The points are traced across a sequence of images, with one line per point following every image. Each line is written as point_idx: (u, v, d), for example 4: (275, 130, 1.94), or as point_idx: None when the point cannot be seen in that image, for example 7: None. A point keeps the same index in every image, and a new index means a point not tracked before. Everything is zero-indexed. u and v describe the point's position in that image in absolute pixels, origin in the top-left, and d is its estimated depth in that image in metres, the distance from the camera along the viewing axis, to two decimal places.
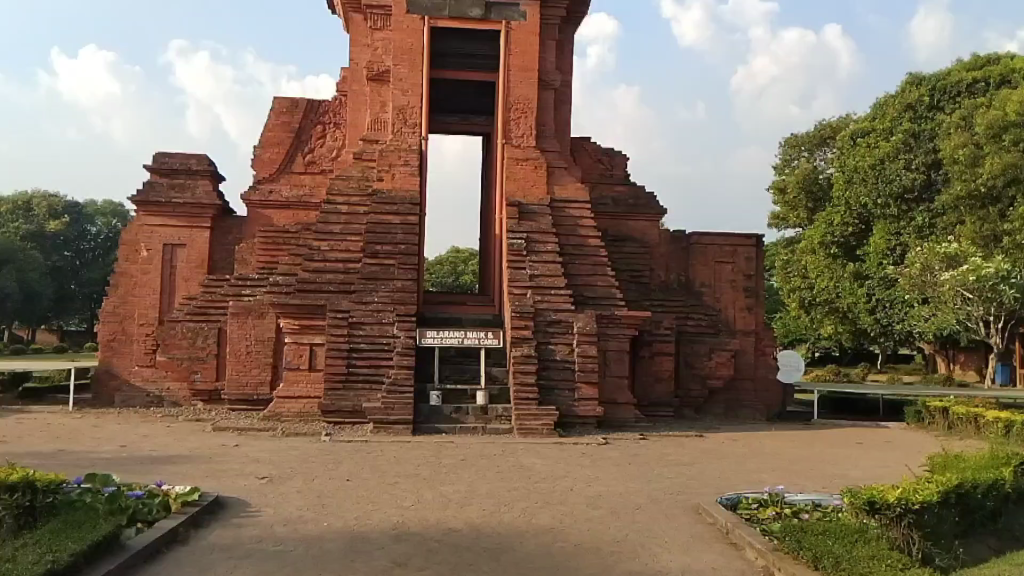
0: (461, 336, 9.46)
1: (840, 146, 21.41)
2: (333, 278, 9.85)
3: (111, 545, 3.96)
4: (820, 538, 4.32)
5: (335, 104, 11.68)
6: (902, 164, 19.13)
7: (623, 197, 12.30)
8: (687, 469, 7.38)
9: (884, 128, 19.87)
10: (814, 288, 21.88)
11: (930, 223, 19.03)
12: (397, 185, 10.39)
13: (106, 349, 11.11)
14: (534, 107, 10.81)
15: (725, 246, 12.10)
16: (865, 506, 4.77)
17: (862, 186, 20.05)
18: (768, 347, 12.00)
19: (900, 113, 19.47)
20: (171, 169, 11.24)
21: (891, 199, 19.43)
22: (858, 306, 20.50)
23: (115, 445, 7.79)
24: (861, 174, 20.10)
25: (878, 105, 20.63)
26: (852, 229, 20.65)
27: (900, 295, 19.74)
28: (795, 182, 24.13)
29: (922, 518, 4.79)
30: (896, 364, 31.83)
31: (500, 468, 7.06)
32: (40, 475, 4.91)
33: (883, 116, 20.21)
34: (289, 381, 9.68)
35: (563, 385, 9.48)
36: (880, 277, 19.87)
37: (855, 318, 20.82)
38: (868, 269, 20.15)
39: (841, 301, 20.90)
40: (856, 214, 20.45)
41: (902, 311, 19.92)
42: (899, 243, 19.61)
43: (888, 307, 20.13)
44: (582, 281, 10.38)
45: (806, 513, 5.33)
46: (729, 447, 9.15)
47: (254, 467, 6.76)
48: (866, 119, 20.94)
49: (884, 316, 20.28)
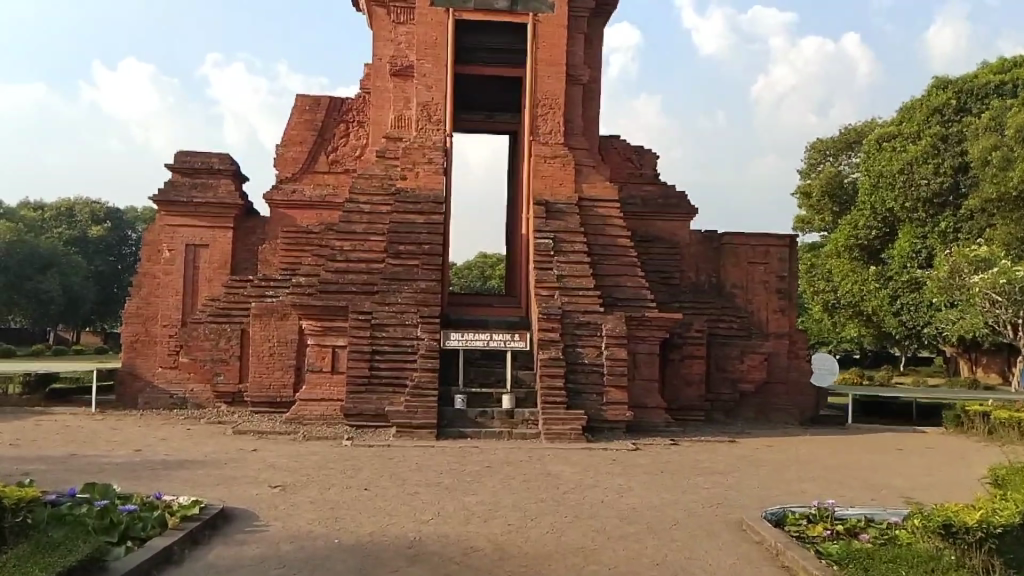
0: (486, 337, 9.16)
1: (866, 151, 20.73)
2: (355, 278, 9.64)
3: (93, 565, 3.74)
4: (891, 566, 3.95)
5: (359, 102, 11.48)
6: (930, 168, 18.46)
7: (652, 196, 11.89)
8: (722, 479, 7.05)
9: (911, 132, 19.25)
10: (839, 291, 21.42)
11: (955, 227, 18.40)
12: (421, 183, 10.14)
13: (129, 350, 10.99)
14: (562, 102, 10.51)
15: (758, 246, 11.69)
16: (940, 529, 4.29)
17: (890, 191, 19.48)
18: (802, 350, 11.59)
19: (927, 118, 18.89)
20: (192, 167, 11.11)
21: (919, 203, 18.87)
22: (882, 309, 20.03)
23: (129, 450, 7.62)
24: (888, 178, 19.46)
25: (903, 108, 20.05)
26: (876, 234, 20.18)
27: (925, 299, 19.06)
28: (819, 187, 23.50)
29: (1007, 544, 4.22)
30: (922, 368, 30.98)
31: (524, 476, 6.76)
32: (23, 492, 4.74)
33: (909, 119, 19.66)
34: (312, 384, 9.49)
35: (591, 388, 9.19)
36: (905, 280, 19.26)
37: (882, 321, 20.23)
38: (893, 271, 19.58)
39: (867, 305, 20.32)
40: (882, 219, 19.96)
41: (928, 314, 19.19)
42: (924, 247, 18.95)
43: (914, 311, 19.48)
44: (612, 282, 10.05)
45: (862, 532, 5.01)
46: (765, 453, 8.78)
47: (268, 474, 6.53)
48: (892, 122, 20.29)
49: (909, 320, 19.67)
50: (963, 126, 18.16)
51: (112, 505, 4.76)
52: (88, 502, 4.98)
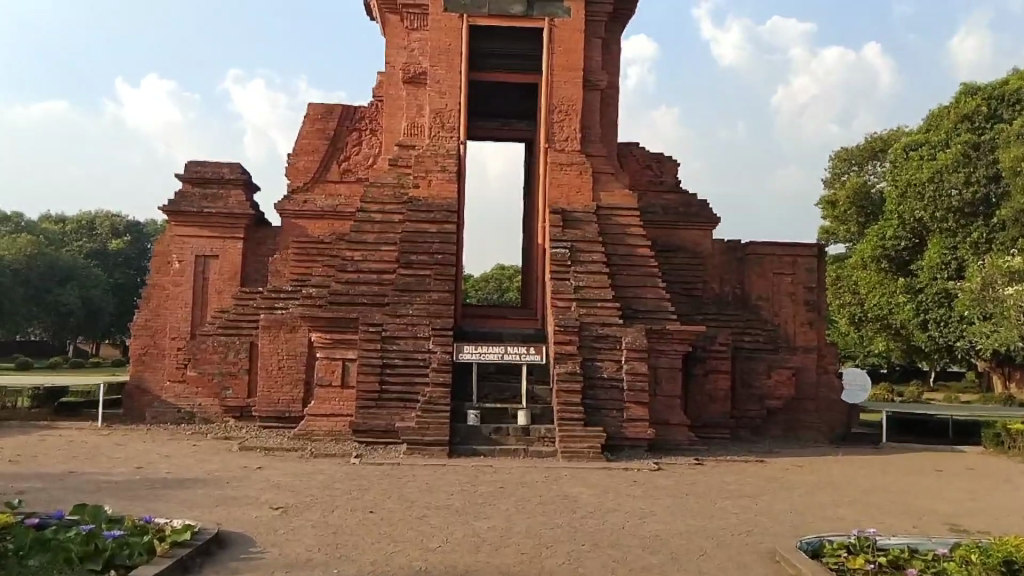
0: (501, 351, 8.80)
1: (893, 159, 20.30)
2: (366, 289, 9.37)
3: None
4: None
5: (372, 110, 11.25)
6: (962, 177, 17.92)
7: (673, 205, 11.52)
8: (752, 504, 6.67)
9: (940, 140, 18.78)
10: (866, 304, 20.93)
11: (988, 238, 17.83)
12: (434, 192, 9.86)
13: (137, 363, 10.75)
14: (580, 108, 10.20)
15: (784, 257, 11.29)
16: None
17: (918, 200, 18.92)
18: (831, 365, 11.16)
19: (957, 125, 18.44)
20: (203, 178, 10.91)
21: (950, 213, 18.30)
22: (911, 323, 19.45)
23: (131, 467, 7.33)
24: (916, 188, 18.91)
25: (931, 116, 19.58)
26: (904, 245, 19.66)
27: (955, 313, 18.50)
28: (845, 197, 23.01)
29: None
30: (950, 383, 30.21)
31: (540, 499, 6.41)
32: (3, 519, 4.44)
33: (937, 127, 19.19)
34: (321, 399, 9.20)
35: (611, 405, 8.82)
36: (934, 293, 18.69)
37: (910, 335, 19.66)
38: (922, 283, 19.04)
39: (895, 318, 19.77)
40: (911, 229, 19.43)
41: (958, 328, 18.63)
42: (954, 258, 18.39)
43: (945, 324, 18.88)
44: (631, 294, 9.69)
45: (906, 565, 4.63)
46: (794, 475, 8.37)
47: (271, 494, 6.21)
48: (920, 130, 19.84)
49: (940, 334, 19.06)
50: (995, 133, 17.73)
51: (98, 530, 4.44)
52: (74, 526, 4.67)
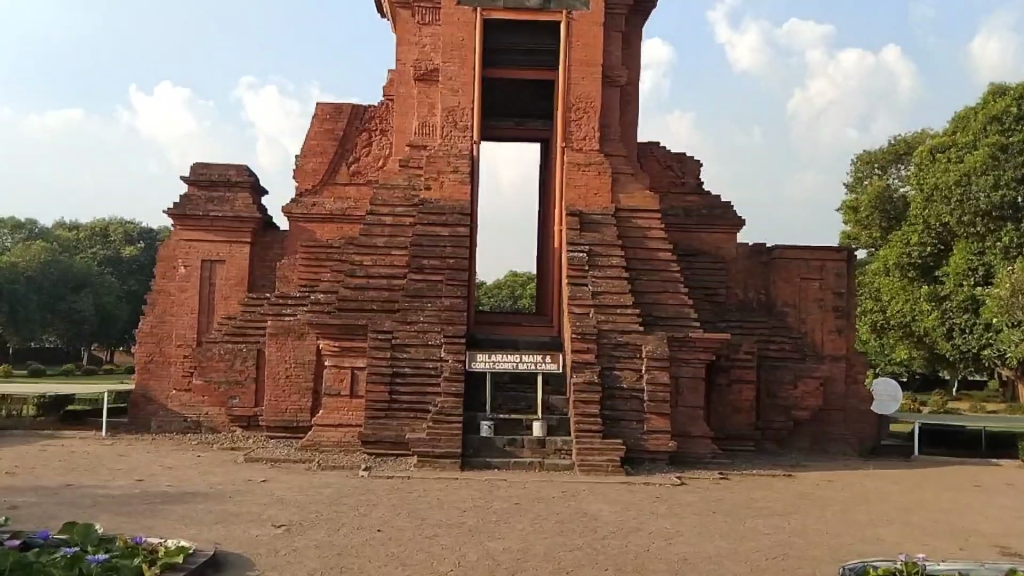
0: (515, 359, 8.43)
1: (918, 163, 19.77)
2: (376, 295, 9.05)
3: None
4: None
5: (383, 110, 10.93)
6: (990, 180, 17.39)
7: (695, 207, 11.12)
8: (784, 523, 6.26)
9: (966, 142, 18.32)
10: (889, 311, 20.44)
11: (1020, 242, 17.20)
12: (446, 194, 9.53)
13: (142, 371, 10.45)
14: (598, 106, 9.86)
15: (811, 262, 10.87)
16: None
17: (944, 204, 18.42)
18: (860, 374, 10.72)
19: (984, 127, 17.99)
20: (210, 180, 10.63)
21: (978, 217, 17.76)
22: (935, 331, 18.90)
23: (130, 480, 6.99)
24: (941, 191, 18.41)
25: (957, 118, 19.14)
26: (929, 251, 19.16)
27: (982, 320, 17.94)
28: (867, 203, 22.52)
29: None
30: (972, 391, 29.57)
31: (558, 517, 6.02)
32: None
33: (964, 129, 18.74)
34: (330, 408, 8.87)
35: (630, 416, 8.44)
36: (961, 300, 18.16)
37: (934, 343, 19.12)
38: (947, 290, 18.51)
39: (919, 325, 19.26)
40: (937, 235, 18.94)
41: (984, 336, 18.08)
42: (981, 264, 17.86)
43: (970, 332, 18.33)
44: (651, 299, 9.31)
45: None
46: (825, 490, 7.95)
47: (274, 510, 5.87)
48: (945, 133, 19.42)
49: (964, 342, 18.50)
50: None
51: (82, 553, 4.04)
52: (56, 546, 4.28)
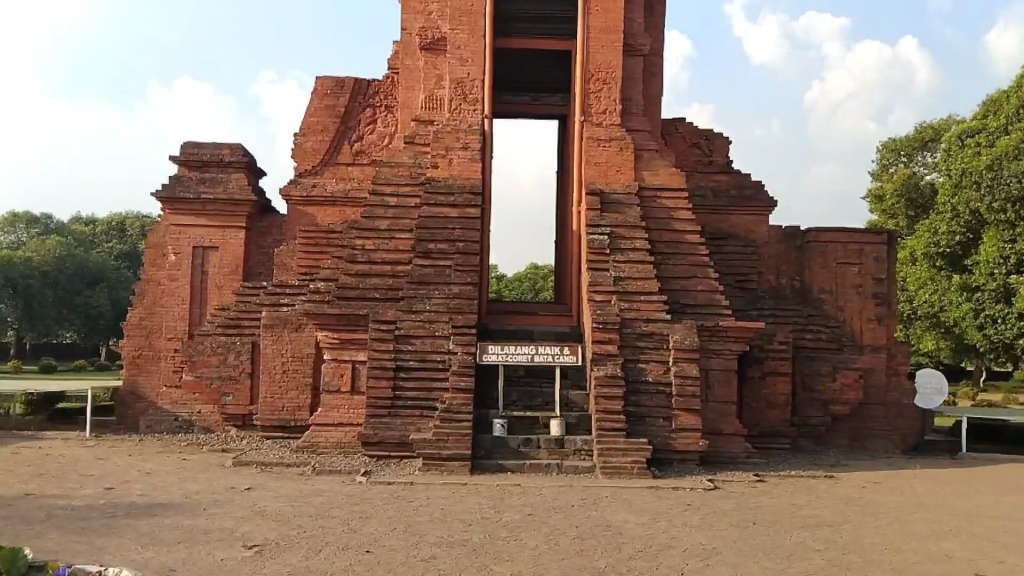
0: (531, 351, 7.63)
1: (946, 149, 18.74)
2: (379, 283, 8.29)
3: None
4: None
5: (386, 84, 10.15)
6: (1021, 167, 15.86)
7: (724, 186, 10.26)
8: (837, 538, 5.44)
9: (998, 126, 17.08)
10: (917, 302, 19.52)
11: None
12: (455, 172, 8.75)
13: (131, 367, 9.78)
14: (619, 76, 9.03)
15: (851, 245, 9.97)
16: None
17: (973, 190, 17.12)
18: (902, 365, 9.84)
19: (1017, 111, 16.73)
20: (200, 161, 9.90)
21: (1008, 203, 16.28)
22: (965, 321, 17.69)
23: (99, 489, 6.30)
24: (972, 175, 17.04)
25: (991, 100, 17.94)
26: (958, 240, 18.10)
27: (1015, 312, 16.50)
28: (892, 190, 21.49)
29: None
30: (999, 382, 28.47)
31: (576, 532, 5.24)
32: None
33: (997, 112, 17.54)
34: (328, 406, 8.13)
35: (657, 412, 7.64)
36: (992, 289, 16.80)
37: (965, 333, 17.96)
38: (978, 280, 17.19)
39: (947, 315, 18.22)
40: (965, 223, 17.80)
41: (1016, 326, 16.63)
42: (1014, 252, 16.38)
43: (1000, 324, 16.96)
44: (679, 286, 8.50)
45: None
46: (875, 495, 7.11)
47: (250, 526, 5.17)
48: (976, 116, 18.25)
49: (995, 334, 17.15)
50: None
51: None
52: None
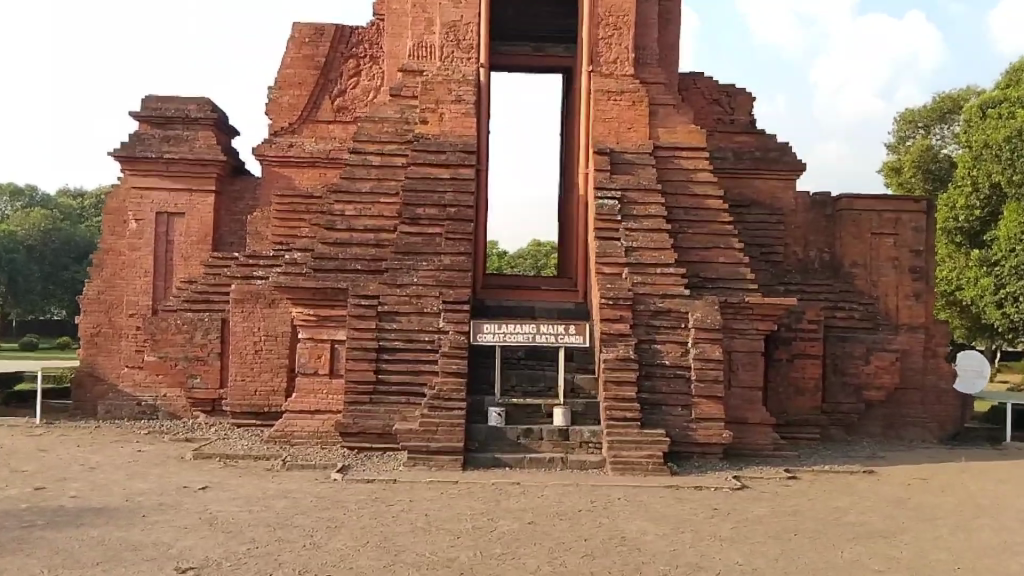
0: (531, 331, 6.70)
1: (966, 119, 17.54)
2: (360, 253, 7.33)
3: None
4: None
5: (371, 32, 9.12)
6: None
7: (745, 148, 9.27)
8: (902, 558, 4.53)
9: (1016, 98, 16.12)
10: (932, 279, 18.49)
11: None
12: (446, 128, 7.76)
13: (89, 345, 8.84)
14: (631, 21, 8.03)
15: (887, 213, 9.00)
16: None
17: (993, 162, 16.28)
18: (941, 347, 8.90)
19: None
20: (163, 116, 8.88)
21: None
22: (983, 299, 16.63)
23: (25, 489, 5.38)
24: (992, 148, 16.23)
25: (1015, 68, 16.85)
26: (976, 216, 17.02)
27: None
28: (909, 162, 20.49)
29: None
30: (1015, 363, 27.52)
31: (587, 549, 4.33)
32: None
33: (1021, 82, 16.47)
34: (304, 391, 7.21)
35: (674, 400, 6.73)
36: (1011, 266, 15.85)
37: (982, 313, 16.88)
38: (997, 255, 16.24)
39: (964, 293, 17.16)
40: (985, 197, 16.79)
41: None
42: None
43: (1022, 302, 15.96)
44: (698, 257, 7.56)
45: None
46: (927, 496, 6.20)
47: (191, 540, 4.26)
48: (998, 85, 17.16)
49: (1016, 313, 16.12)
50: None
51: None
52: None
